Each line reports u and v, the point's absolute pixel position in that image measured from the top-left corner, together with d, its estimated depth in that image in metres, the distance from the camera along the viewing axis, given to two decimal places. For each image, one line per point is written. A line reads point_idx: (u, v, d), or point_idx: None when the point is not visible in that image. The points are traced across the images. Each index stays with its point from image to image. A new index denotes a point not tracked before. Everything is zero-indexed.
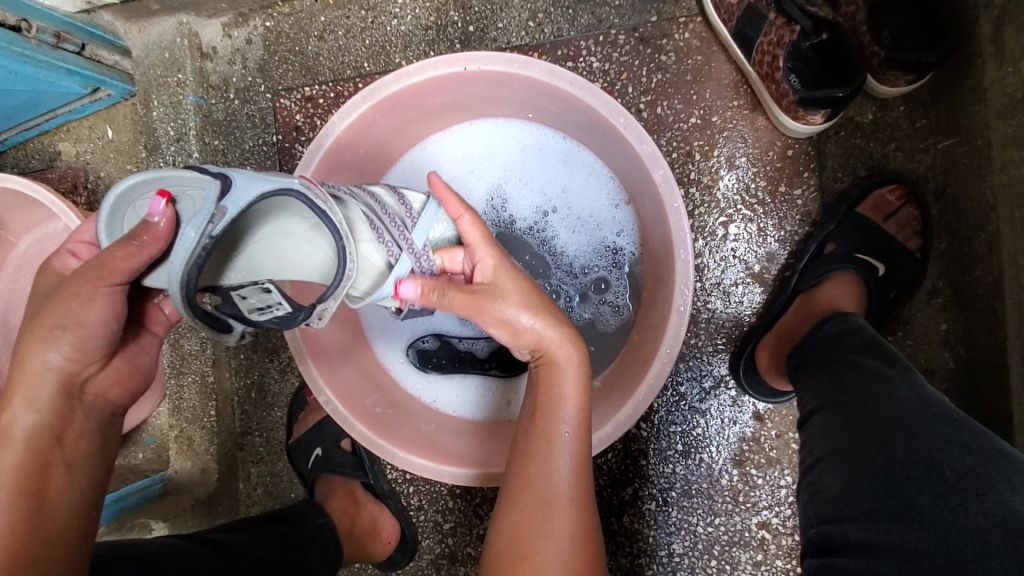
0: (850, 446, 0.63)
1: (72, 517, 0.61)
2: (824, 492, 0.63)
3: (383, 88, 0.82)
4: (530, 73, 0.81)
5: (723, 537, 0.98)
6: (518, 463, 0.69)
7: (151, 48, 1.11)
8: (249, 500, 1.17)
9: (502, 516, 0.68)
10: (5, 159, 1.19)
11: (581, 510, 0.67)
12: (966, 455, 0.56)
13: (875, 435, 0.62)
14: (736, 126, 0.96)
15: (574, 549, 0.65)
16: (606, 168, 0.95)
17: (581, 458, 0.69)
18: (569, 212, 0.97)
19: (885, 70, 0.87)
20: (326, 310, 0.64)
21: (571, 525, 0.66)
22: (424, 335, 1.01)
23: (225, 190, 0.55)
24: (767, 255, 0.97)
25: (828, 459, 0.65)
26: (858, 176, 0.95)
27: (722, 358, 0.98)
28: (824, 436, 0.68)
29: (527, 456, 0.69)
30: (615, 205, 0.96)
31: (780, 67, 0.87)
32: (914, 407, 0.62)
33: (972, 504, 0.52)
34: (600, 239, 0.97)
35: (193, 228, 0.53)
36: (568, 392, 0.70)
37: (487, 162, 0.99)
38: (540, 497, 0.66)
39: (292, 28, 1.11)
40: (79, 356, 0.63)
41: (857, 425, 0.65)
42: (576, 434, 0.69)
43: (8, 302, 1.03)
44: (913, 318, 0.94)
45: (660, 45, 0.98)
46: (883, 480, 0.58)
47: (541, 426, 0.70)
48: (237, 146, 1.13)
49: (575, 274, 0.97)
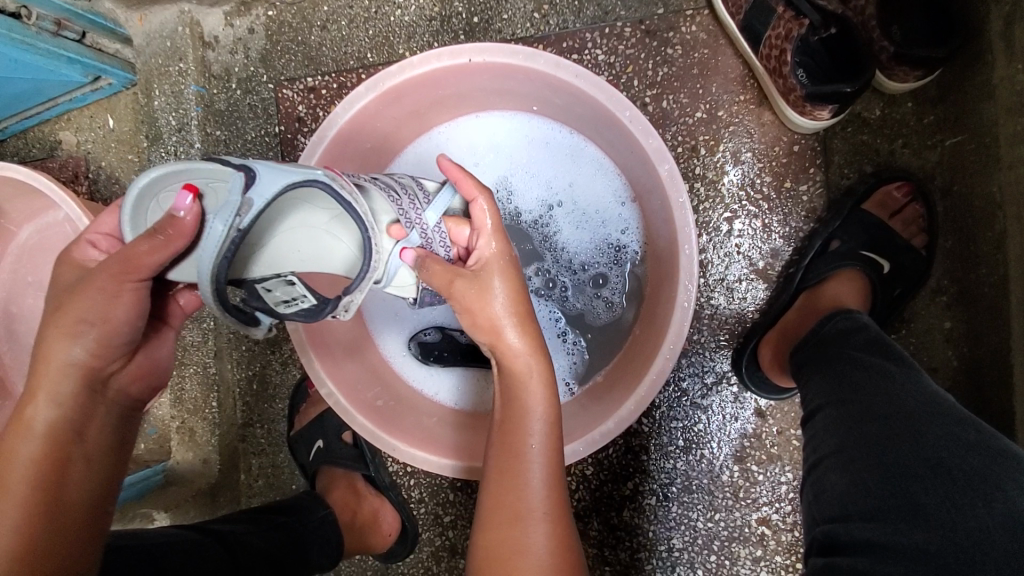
0: (854, 447, 0.63)
1: (88, 509, 0.61)
2: (829, 491, 0.63)
3: (387, 79, 0.82)
4: (536, 64, 0.80)
5: (723, 532, 0.99)
6: (490, 477, 0.69)
7: (152, 37, 1.10)
8: (251, 491, 1.17)
9: (480, 535, 0.67)
10: (6, 148, 1.19)
11: (557, 520, 0.67)
12: (972, 454, 0.56)
13: (878, 439, 0.62)
14: (743, 121, 0.96)
15: (554, 562, 0.64)
16: (611, 163, 0.95)
17: (555, 468, 0.69)
18: (574, 207, 0.97)
19: (895, 66, 0.86)
20: (352, 301, 0.65)
21: (548, 538, 0.65)
22: (426, 328, 1.01)
23: (250, 182, 0.56)
24: (771, 251, 0.96)
25: (832, 457, 0.65)
26: (864, 173, 0.94)
27: (724, 355, 0.98)
28: (828, 436, 0.67)
29: (500, 472, 0.68)
30: (620, 202, 0.96)
31: (787, 61, 0.86)
32: (920, 406, 0.62)
33: (981, 503, 0.52)
34: (604, 236, 0.96)
35: (221, 221, 0.54)
36: (536, 399, 0.70)
37: (492, 154, 0.99)
38: (515, 512, 0.66)
39: (295, 17, 1.10)
40: (103, 351, 0.63)
41: (860, 425, 0.64)
42: (546, 445, 0.68)
43: (9, 291, 1.03)
44: (917, 316, 0.94)
45: (667, 38, 0.96)
46: (888, 479, 0.58)
47: (511, 435, 0.69)
48: (240, 136, 1.12)
49: (579, 269, 0.97)
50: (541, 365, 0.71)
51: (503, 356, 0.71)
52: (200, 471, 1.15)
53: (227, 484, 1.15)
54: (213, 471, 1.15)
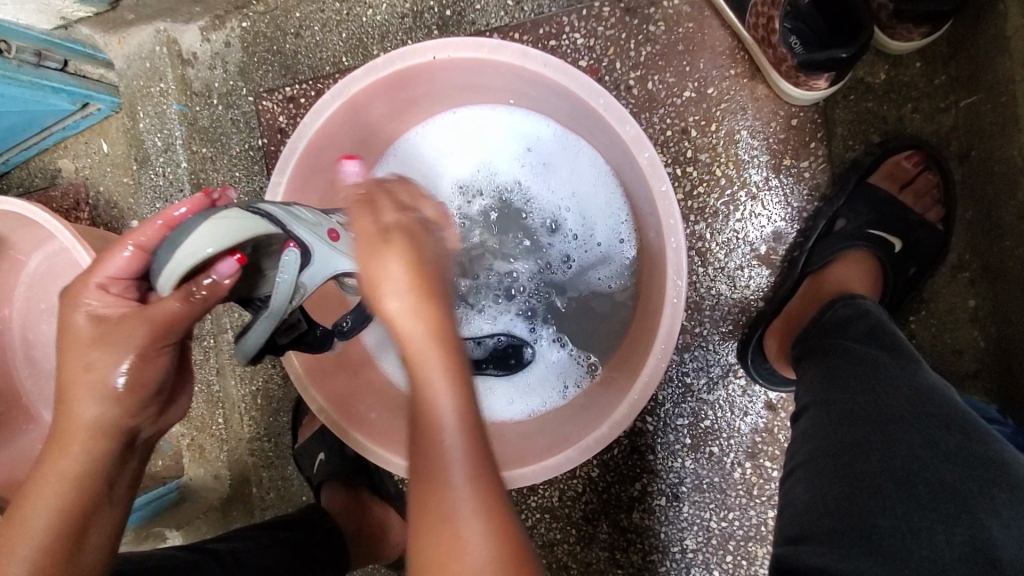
0: (827, 454, 0.60)
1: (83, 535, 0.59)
2: (792, 505, 0.61)
3: (353, 85, 0.78)
4: (502, 56, 0.76)
5: (738, 532, 0.94)
6: (412, 473, 0.51)
7: (133, 59, 1.10)
8: (264, 504, 1.15)
9: (414, 545, 0.49)
10: (11, 180, 1.20)
11: (492, 508, 0.48)
12: (947, 468, 0.54)
13: (852, 448, 0.59)
14: (735, 96, 0.89)
15: (494, 552, 0.47)
16: (605, 166, 0.90)
17: (478, 450, 0.50)
18: (575, 224, 0.93)
19: (896, 24, 0.79)
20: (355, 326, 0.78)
21: (474, 527, 0.47)
22: (418, 338, 0.95)
23: (304, 262, 0.58)
24: (774, 234, 0.90)
25: (802, 468, 0.62)
26: (871, 143, 0.87)
27: (730, 347, 0.93)
28: (806, 439, 0.64)
29: (416, 465, 0.50)
30: (623, 241, 0.91)
31: (776, 29, 0.80)
32: (904, 407, 0.59)
33: (940, 529, 0.51)
34: (603, 264, 0.93)
35: (279, 300, 0.59)
36: (429, 367, 0.51)
37: (483, 169, 0.95)
38: (439, 508, 0.48)
39: (269, 26, 1.07)
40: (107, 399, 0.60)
41: (838, 429, 0.61)
42: (463, 418, 0.50)
43: (18, 321, 1.04)
44: (939, 295, 0.86)
45: (648, 14, 0.91)
46: (850, 495, 0.56)
47: (420, 439, 0.51)
48: (225, 152, 1.11)
49: (563, 266, 0.94)
50: (448, 381, 0.51)
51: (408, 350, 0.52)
52: (213, 486, 1.15)
53: (240, 497, 1.15)
54: (225, 486, 1.15)
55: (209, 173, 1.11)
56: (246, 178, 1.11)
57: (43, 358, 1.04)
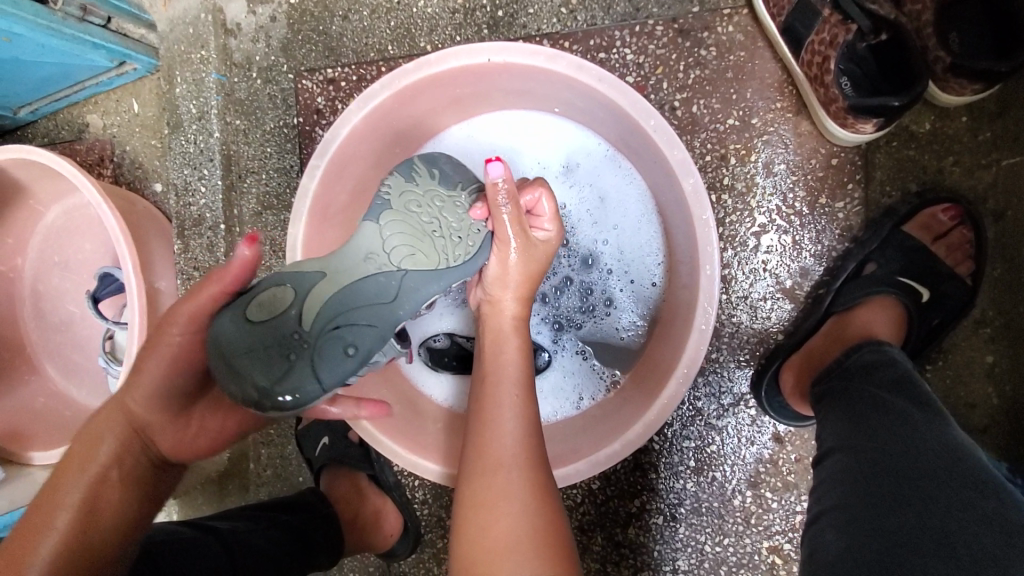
0: (860, 503, 0.61)
1: (130, 492, 0.65)
2: (823, 552, 0.61)
3: (403, 77, 0.78)
4: (558, 66, 0.76)
5: (731, 558, 0.96)
6: (471, 430, 0.65)
7: (176, 24, 1.09)
8: (259, 480, 1.14)
9: (462, 485, 0.62)
10: (37, 129, 1.20)
11: (534, 470, 0.62)
12: (986, 532, 0.55)
13: (886, 499, 0.60)
14: (778, 129, 0.90)
15: (534, 504, 0.59)
16: (645, 189, 0.90)
17: (531, 423, 0.65)
18: (612, 259, 0.92)
19: (950, 78, 0.80)
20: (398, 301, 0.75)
21: (521, 483, 0.60)
22: (436, 333, 0.98)
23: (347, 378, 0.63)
24: (800, 270, 0.91)
25: (833, 514, 0.63)
26: (908, 191, 0.88)
27: (745, 375, 0.94)
28: (836, 484, 0.65)
29: (479, 423, 0.65)
30: (654, 275, 0.91)
31: (831, 69, 0.81)
32: (937, 464, 0.60)
33: None
34: (631, 284, 0.92)
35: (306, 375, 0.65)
36: (509, 354, 0.70)
37: None
38: (496, 461, 0.61)
39: (317, 6, 1.07)
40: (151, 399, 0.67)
41: (868, 479, 0.63)
42: (523, 396, 0.66)
43: (32, 273, 1.03)
44: (957, 348, 0.87)
45: (700, 38, 0.91)
46: (884, 547, 0.56)
47: (486, 407, 0.66)
48: (259, 127, 1.10)
49: (594, 297, 0.93)
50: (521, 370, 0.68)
51: (494, 336, 0.72)
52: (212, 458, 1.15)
53: (236, 472, 1.15)
54: (224, 459, 1.15)
55: (240, 145, 1.10)
56: (277, 155, 1.10)
57: (56, 314, 1.04)
